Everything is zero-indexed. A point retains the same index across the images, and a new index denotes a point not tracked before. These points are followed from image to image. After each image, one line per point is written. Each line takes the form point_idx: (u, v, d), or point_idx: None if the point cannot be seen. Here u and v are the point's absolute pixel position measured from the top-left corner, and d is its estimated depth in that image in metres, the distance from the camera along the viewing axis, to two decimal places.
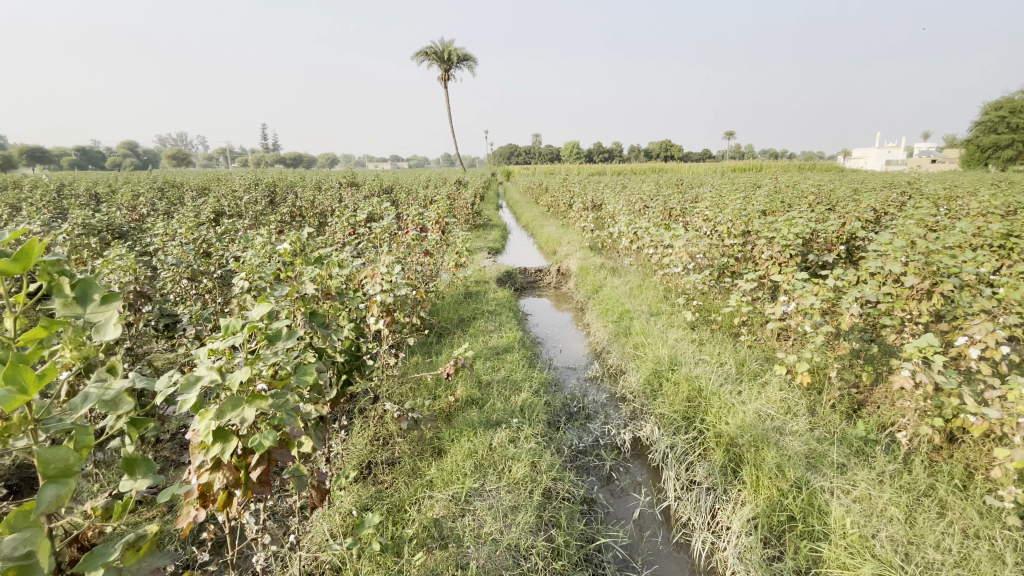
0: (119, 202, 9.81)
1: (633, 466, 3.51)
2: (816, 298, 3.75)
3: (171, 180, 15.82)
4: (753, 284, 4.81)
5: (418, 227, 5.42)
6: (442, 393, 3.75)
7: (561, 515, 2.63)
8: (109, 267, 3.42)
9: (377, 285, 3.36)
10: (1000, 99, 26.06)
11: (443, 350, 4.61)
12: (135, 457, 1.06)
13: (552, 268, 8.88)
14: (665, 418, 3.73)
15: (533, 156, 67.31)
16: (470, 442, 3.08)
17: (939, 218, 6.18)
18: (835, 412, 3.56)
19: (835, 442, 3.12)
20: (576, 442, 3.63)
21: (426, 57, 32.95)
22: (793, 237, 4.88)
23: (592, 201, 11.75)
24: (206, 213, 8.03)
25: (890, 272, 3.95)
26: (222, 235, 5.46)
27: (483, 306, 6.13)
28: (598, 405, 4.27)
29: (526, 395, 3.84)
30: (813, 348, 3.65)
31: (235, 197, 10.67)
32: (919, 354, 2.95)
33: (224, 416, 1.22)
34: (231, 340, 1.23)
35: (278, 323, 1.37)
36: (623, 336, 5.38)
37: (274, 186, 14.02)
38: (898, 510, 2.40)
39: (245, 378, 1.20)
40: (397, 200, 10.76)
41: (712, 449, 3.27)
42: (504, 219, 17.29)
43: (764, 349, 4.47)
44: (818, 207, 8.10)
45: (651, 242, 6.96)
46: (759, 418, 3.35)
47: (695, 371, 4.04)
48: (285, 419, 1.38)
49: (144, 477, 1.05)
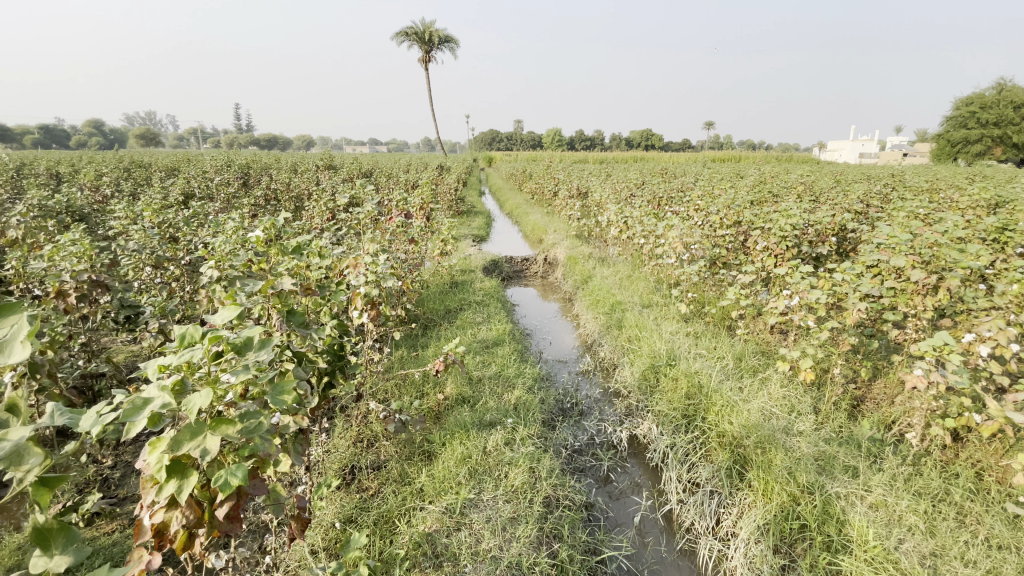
0: (80, 182, 9.19)
1: (630, 467, 3.36)
2: (821, 293, 3.62)
3: (138, 161, 15.00)
4: (751, 277, 4.67)
5: (402, 213, 5.13)
6: (431, 390, 3.53)
7: (563, 525, 2.46)
8: (60, 254, 3.06)
9: (361, 277, 3.11)
10: (972, 96, 26.65)
11: (430, 344, 4.38)
12: (50, 527, 0.92)
13: (539, 257, 8.67)
14: (663, 415, 3.58)
15: (515, 142, 66.55)
16: (463, 446, 2.87)
17: (929, 209, 6.15)
18: (837, 409, 3.46)
19: (841, 443, 3.01)
20: (571, 441, 3.45)
21: (408, 38, 32.01)
22: (790, 228, 4.75)
23: (578, 188, 11.54)
24: (174, 195, 7.57)
25: (894, 266, 3.82)
26: (190, 219, 5.07)
27: (470, 296, 5.90)
28: (592, 401, 4.10)
29: (520, 392, 3.64)
30: (816, 344, 3.54)
31: (206, 179, 10.13)
32: (933, 353, 2.85)
33: (180, 448, 1.01)
34: (187, 356, 0.98)
35: (249, 329, 1.12)
36: (615, 328, 5.21)
37: (248, 168, 13.43)
38: (919, 520, 2.35)
39: (204, 404, 0.96)
40: (378, 184, 10.36)
41: (714, 449, 3.13)
42: (488, 206, 17.04)
43: (762, 344, 4.35)
44: (806, 197, 8.04)
45: (641, 231, 6.79)
46: (764, 416, 3.22)
47: (694, 366, 3.88)
48: (259, 447, 1.15)
49: (62, 553, 0.90)
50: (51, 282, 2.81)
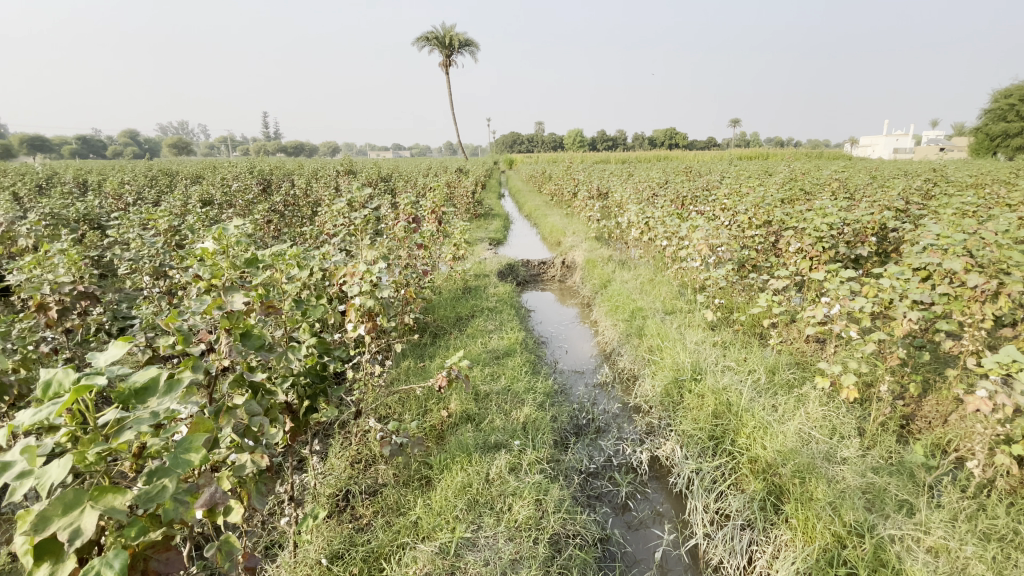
0: (105, 191, 9.33)
1: (652, 493, 3.05)
2: (865, 301, 3.25)
3: (164, 168, 15.28)
4: (784, 282, 4.29)
5: (410, 217, 4.92)
6: (434, 406, 3.29)
7: (572, 569, 2.18)
8: (46, 265, 2.93)
9: (355, 286, 2.89)
10: (1013, 86, 25.30)
11: (437, 355, 4.15)
12: None
13: (557, 260, 8.37)
14: (688, 436, 3.27)
15: (536, 143, 66.36)
16: (463, 472, 2.61)
17: (980, 205, 5.63)
18: (885, 431, 3.09)
19: (892, 472, 2.66)
20: (586, 463, 3.16)
21: (428, 44, 32.15)
22: (825, 229, 4.35)
23: (597, 188, 11.21)
24: (191, 201, 7.58)
25: (948, 269, 3.41)
26: (196, 226, 4.97)
27: (483, 302, 5.66)
28: (609, 417, 3.79)
29: (530, 409, 3.37)
30: (860, 358, 3.17)
31: (226, 185, 10.16)
32: (1000, 370, 2.46)
33: (46, 528, 0.77)
34: (39, 415, 0.76)
35: (146, 372, 0.94)
36: (636, 337, 4.89)
37: (268, 174, 13.50)
38: (987, 568, 1.99)
39: (62, 475, 0.76)
40: (395, 188, 10.23)
41: (745, 477, 2.82)
42: (507, 209, 16.86)
43: (797, 354, 3.98)
44: (839, 195, 7.56)
45: (663, 232, 6.44)
46: (802, 440, 2.88)
47: (722, 382, 3.54)
48: (163, 515, 0.93)
49: None
50: (31, 295, 2.68)
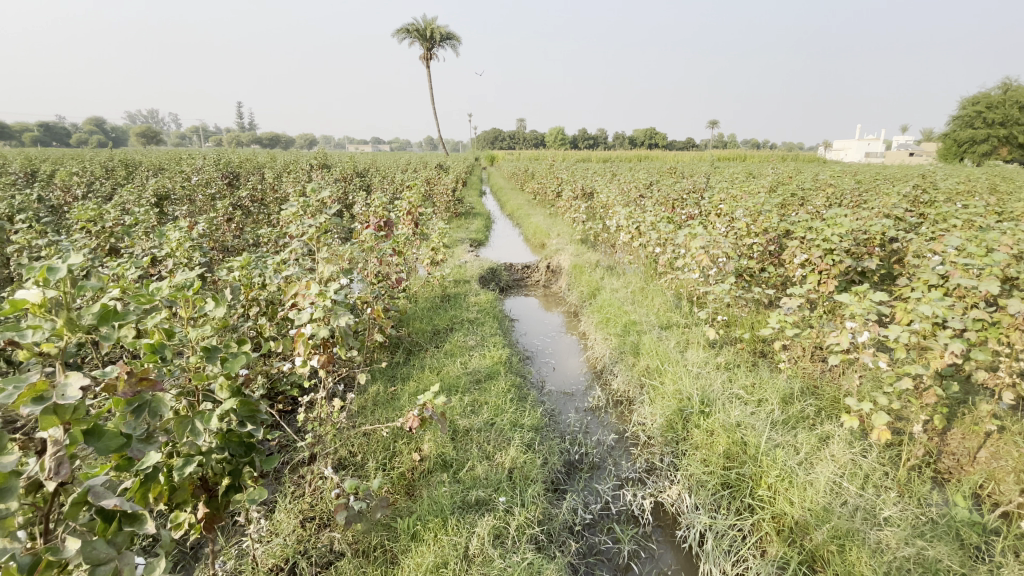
0: (50, 183, 8.48)
1: (658, 550, 2.58)
2: (899, 330, 2.85)
3: (125, 159, 14.27)
4: (795, 300, 3.90)
5: (380, 221, 4.37)
6: (403, 447, 2.81)
7: None
8: None
9: (306, 314, 2.36)
10: (980, 95, 25.89)
11: (410, 379, 3.64)
12: None
13: (542, 264, 7.92)
14: (698, 481, 2.84)
15: (516, 140, 65.96)
16: (436, 546, 2.14)
17: (983, 215, 5.36)
18: (918, 476, 2.73)
19: (938, 533, 2.30)
20: (581, 514, 2.72)
21: (408, 35, 31.22)
22: (839, 242, 3.96)
23: (581, 188, 10.80)
24: (142, 197, 6.82)
25: (986, 292, 3.03)
26: (135, 228, 4.30)
27: (463, 313, 5.16)
28: (604, 450, 3.35)
29: (517, 451, 2.90)
30: (891, 396, 2.79)
31: (186, 178, 9.36)
32: None
33: None
34: None
35: None
36: (630, 355, 4.48)
37: (236, 167, 12.65)
38: None
39: None
40: (372, 185, 9.60)
41: (769, 537, 2.44)
42: (488, 208, 16.38)
43: (810, 381, 3.59)
44: (832, 199, 7.27)
45: (657, 238, 6.03)
46: (833, 493, 2.50)
47: (734, 417, 3.13)
48: None
49: None
50: None
